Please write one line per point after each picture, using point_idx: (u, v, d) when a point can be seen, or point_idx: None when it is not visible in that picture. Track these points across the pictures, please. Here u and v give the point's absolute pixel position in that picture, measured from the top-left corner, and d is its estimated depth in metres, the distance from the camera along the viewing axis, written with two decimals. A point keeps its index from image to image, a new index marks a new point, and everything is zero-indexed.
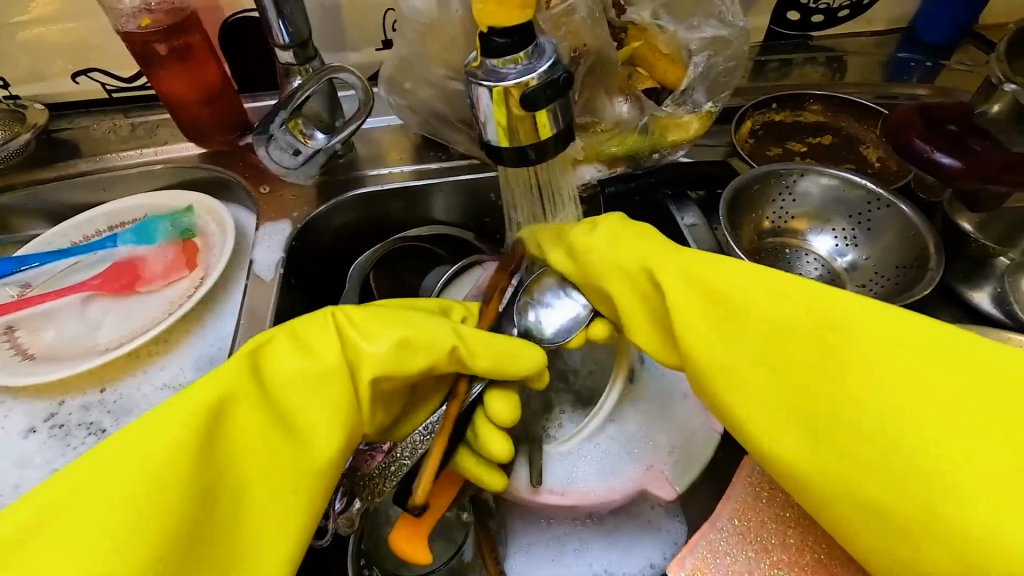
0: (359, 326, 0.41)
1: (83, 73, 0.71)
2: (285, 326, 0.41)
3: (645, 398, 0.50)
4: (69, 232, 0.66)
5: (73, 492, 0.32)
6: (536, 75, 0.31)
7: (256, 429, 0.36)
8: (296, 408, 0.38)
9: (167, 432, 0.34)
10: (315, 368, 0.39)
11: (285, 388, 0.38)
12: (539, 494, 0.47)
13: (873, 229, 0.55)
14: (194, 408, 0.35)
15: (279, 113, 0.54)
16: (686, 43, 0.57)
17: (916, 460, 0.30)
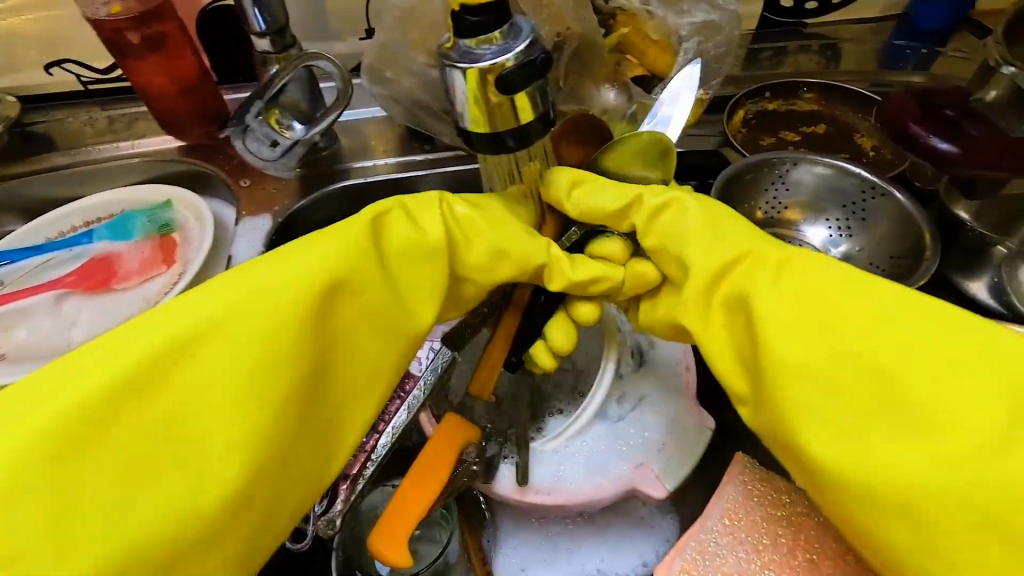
0: (477, 225, 0.37)
1: (57, 65, 0.69)
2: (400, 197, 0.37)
3: (631, 394, 0.49)
4: (43, 229, 0.64)
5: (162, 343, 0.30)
6: (512, 56, 0.30)
7: (361, 305, 0.34)
8: (407, 282, 0.35)
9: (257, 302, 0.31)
10: (421, 241, 0.36)
11: (410, 265, 0.35)
12: (525, 494, 0.46)
13: (868, 218, 0.54)
14: (278, 288, 0.31)
15: (255, 103, 0.52)
16: (676, 29, 0.55)
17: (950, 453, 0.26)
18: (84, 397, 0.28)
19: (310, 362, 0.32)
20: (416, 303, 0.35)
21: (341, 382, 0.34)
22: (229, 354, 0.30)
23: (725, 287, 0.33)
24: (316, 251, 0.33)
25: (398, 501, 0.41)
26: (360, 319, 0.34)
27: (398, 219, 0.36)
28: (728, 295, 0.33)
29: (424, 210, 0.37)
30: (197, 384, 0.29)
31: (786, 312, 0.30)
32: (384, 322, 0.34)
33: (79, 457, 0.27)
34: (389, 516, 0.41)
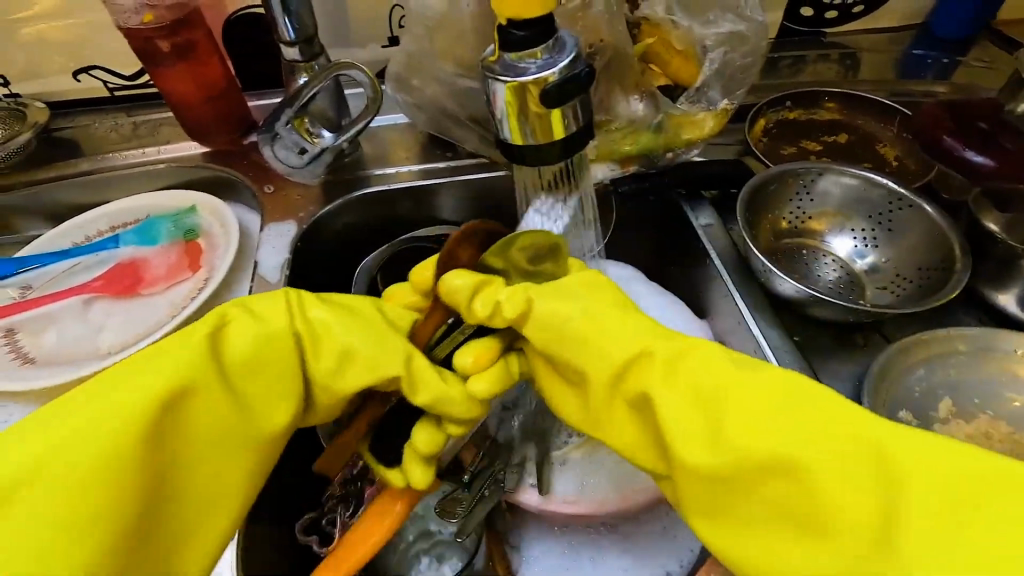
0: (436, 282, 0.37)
1: (84, 71, 0.69)
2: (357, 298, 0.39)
3: None
4: (70, 233, 0.65)
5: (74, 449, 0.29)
6: (556, 71, 0.30)
7: (203, 413, 0.32)
8: (321, 336, 0.36)
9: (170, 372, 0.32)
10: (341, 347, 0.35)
11: (340, 334, 0.36)
12: (547, 502, 0.45)
13: (893, 229, 0.54)
14: (174, 373, 0.32)
15: (284, 112, 0.52)
16: (701, 39, 0.55)
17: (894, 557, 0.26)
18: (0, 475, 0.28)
19: (190, 442, 0.32)
20: (261, 400, 0.34)
21: (216, 485, 0.32)
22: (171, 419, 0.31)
23: (630, 384, 0.33)
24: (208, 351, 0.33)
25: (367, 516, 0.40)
26: (222, 411, 0.33)
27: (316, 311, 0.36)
28: (629, 399, 0.33)
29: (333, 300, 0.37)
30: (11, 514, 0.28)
31: (705, 421, 0.30)
32: (257, 416, 0.33)
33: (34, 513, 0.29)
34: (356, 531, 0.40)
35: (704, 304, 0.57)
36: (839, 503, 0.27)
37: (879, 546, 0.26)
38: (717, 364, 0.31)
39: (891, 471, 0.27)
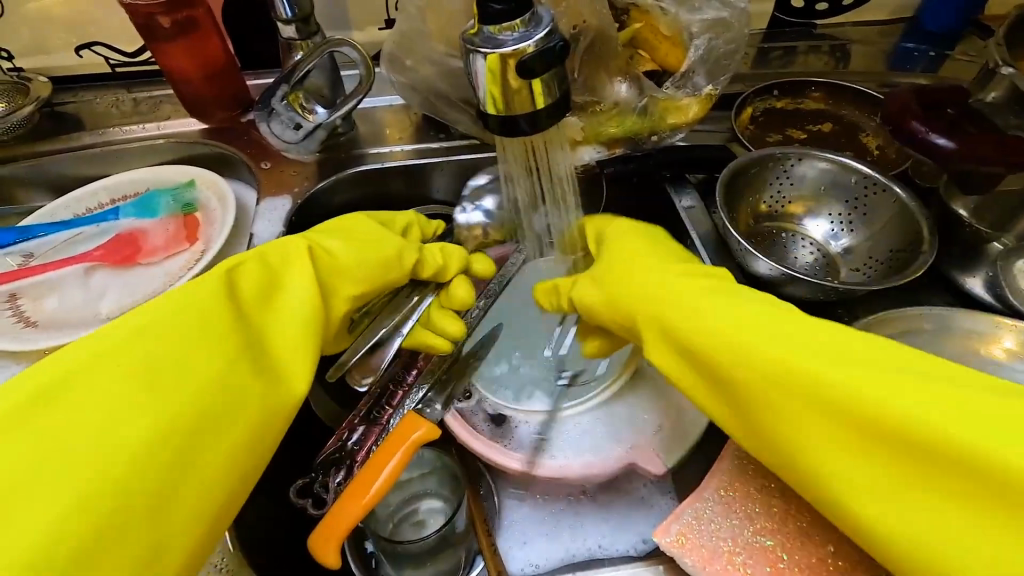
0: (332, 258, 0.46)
1: (87, 47, 0.71)
2: (256, 252, 0.44)
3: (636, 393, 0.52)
4: (72, 205, 0.66)
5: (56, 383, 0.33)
6: (532, 42, 0.32)
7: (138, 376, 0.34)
8: (263, 303, 0.41)
9: (192, 310, 0.37)
10: (288, 308, 0.42)
11: (272, 296, 0.42)
12: (503, 454, 0.48)
13: (869, 213, 0.56)
14: (158, 327, 0.36)
15: (280, 88, 0.54)
16: (687, 26, 0.57)
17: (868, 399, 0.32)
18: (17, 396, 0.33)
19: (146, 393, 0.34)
20: (200, 373, 0.36)
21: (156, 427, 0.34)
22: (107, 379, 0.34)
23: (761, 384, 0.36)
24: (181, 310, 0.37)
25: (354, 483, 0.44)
26: (157, 369, 0.35)
27: (344, 243, 0.47)
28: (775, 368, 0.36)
29: (322, 253, 0.46)
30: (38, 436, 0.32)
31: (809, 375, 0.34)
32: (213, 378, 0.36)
33: (26, 427, 0.32)
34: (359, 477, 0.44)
35: None
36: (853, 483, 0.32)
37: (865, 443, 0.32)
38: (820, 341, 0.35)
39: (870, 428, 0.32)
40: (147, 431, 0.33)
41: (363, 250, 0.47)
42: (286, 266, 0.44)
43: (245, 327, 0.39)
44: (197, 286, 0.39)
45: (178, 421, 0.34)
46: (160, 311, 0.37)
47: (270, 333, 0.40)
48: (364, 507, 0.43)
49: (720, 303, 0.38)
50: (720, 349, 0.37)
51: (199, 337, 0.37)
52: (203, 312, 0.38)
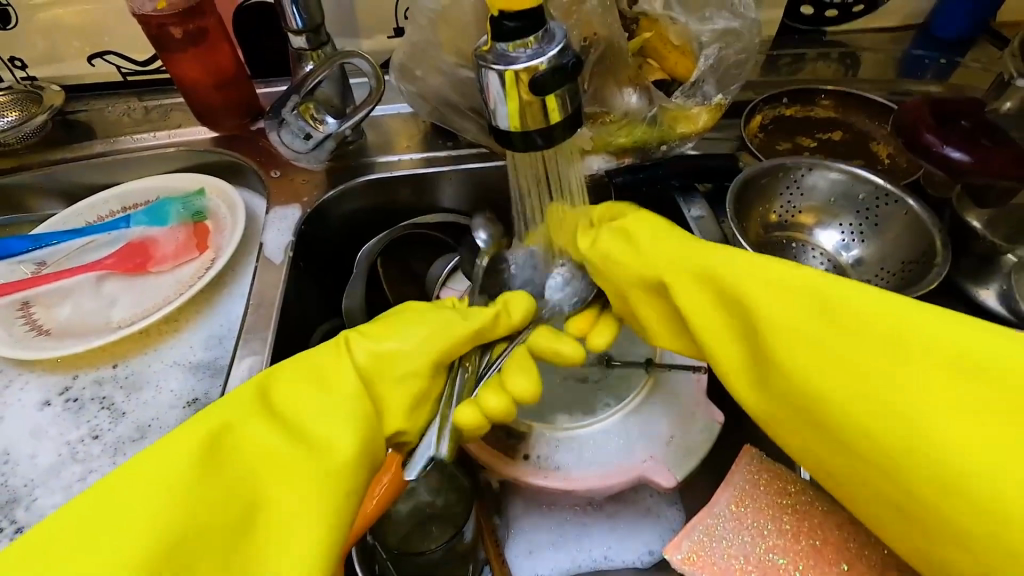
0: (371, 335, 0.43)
1: (99, 56, 0.72)
2: (294, 358, 0.42)
3: (651, 407, 0.51)
4: (84, 213, 0.67)
5: (79, 518, 0.32)
6: (545, 59, 0.32)
7: (164, 486, 0.33)
8: (299, 410, 0.39)
9: (227, 421, 0.37)
10: (331, 388, 0.40)
11: (300, 401, 0.39)
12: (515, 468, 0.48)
13: (879, 224, 0.56)
14: (174, 451, 0.34)
15: (291, 97, 0.55)
16: (697, 35, 0.57)
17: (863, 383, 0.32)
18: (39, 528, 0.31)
19: (181, 508, 0.32)
20: (239, 490, 0.34)
21: (196, 551, 0.32)
22: (135, 499, 0.32)
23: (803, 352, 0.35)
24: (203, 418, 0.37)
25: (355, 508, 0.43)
26: (180, 482, 0.33)
27: (371, 332, 0.44)
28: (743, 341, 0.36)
29: (354, 347, 0.42)
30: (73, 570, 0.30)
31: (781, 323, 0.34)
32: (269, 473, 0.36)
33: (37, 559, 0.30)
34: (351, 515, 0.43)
35: None
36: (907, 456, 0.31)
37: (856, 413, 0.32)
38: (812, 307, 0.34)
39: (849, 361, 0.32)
40: (197, 538, 0.32)
41: (406, 328, 0.43)
42: (331, 370, 0.41)
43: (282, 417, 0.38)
44: (225, 396, 0.38)
45: (211, 534, 0.32)
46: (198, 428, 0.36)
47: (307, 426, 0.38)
48: (372, 515, 0.43)
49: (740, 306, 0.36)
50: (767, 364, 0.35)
51: (232, 441, 0.36)
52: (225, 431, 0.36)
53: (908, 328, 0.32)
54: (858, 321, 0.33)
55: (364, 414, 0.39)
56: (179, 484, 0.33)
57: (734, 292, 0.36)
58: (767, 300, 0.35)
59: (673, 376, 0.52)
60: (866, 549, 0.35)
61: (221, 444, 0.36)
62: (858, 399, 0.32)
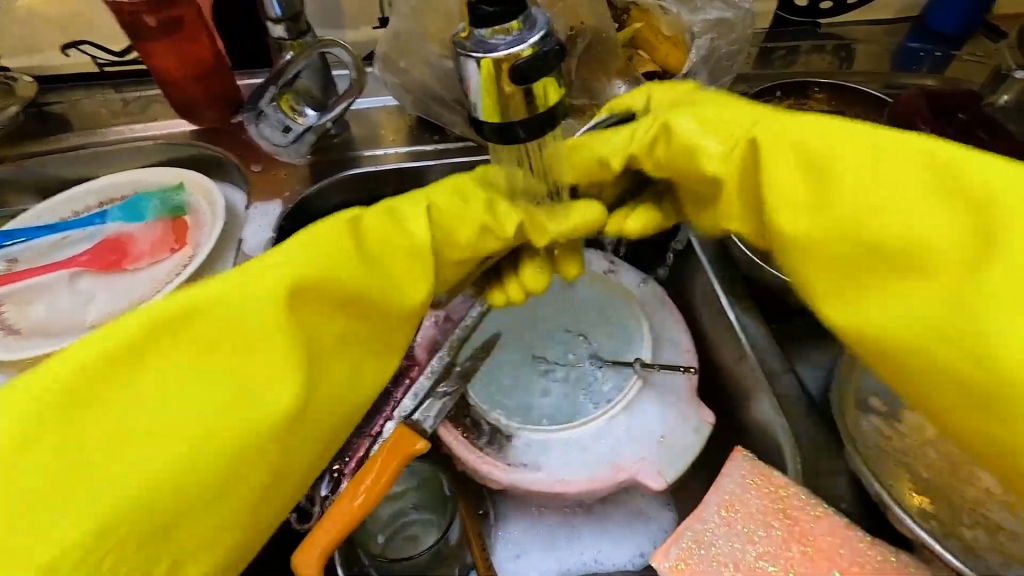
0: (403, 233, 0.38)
1: (74, 46, 0.69)
2: (333, 225, 0.37)
3: (640, 409, 0.50)
4: (59, 208, 0.65)
5: (117, 385, 0.31)
6: (527, 46, 0.30)
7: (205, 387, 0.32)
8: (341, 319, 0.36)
9: (252, 297, 0.33)
10: (365, 298, 0.36)
11: (340, 315, 0.36)
12: (495, 468, 0.48)
13: None
14: (212, 337, 0.33)
15: (268, 89, 0.53)
16: (689, 25, 0.54)
17: (955, 228, 0.30)
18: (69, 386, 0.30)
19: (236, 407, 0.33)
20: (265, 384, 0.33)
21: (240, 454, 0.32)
22: (183, 385, 0.32)
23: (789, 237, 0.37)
24: (244, 300, 0.33)
25: (336, 512, 0.43)
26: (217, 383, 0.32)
27: (411, 217, 0.39)
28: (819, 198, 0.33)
29: (385, 237, 0.38)
30: (134, 452, 0.31)
31: (865, 175, 0.32)
32: (324, 379, 0.36)
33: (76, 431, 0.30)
34: (329, 518, 0.43)
35: (681, 290, 0.58)
36: (1017, 302, 0.29)
37: (961, 272, 0.30)
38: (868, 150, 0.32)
39: (948, 190, 0.30)
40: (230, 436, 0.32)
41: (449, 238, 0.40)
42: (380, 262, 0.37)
43: (336, 297, 0.35)
44: (254, 275, 0.34)
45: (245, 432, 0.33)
46: (227, 302, 0.33)
47: (350, 339, 0.37)
48: (360, 515, 0.43)
49: (797, 159, 0.34)
50: (868, 226, 0.32)
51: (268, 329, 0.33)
52: (271, 321, 0.33)
53: (990, 168, 0.30)
54: (941, 161, 0.31)
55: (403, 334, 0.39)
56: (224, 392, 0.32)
57: (827, 153, 0.33)
58: (851, 152, 0.32)
59: (664, 379, 0.51)
60: (860, 556, 0.35)
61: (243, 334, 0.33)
62: (943, 253, 0.30)
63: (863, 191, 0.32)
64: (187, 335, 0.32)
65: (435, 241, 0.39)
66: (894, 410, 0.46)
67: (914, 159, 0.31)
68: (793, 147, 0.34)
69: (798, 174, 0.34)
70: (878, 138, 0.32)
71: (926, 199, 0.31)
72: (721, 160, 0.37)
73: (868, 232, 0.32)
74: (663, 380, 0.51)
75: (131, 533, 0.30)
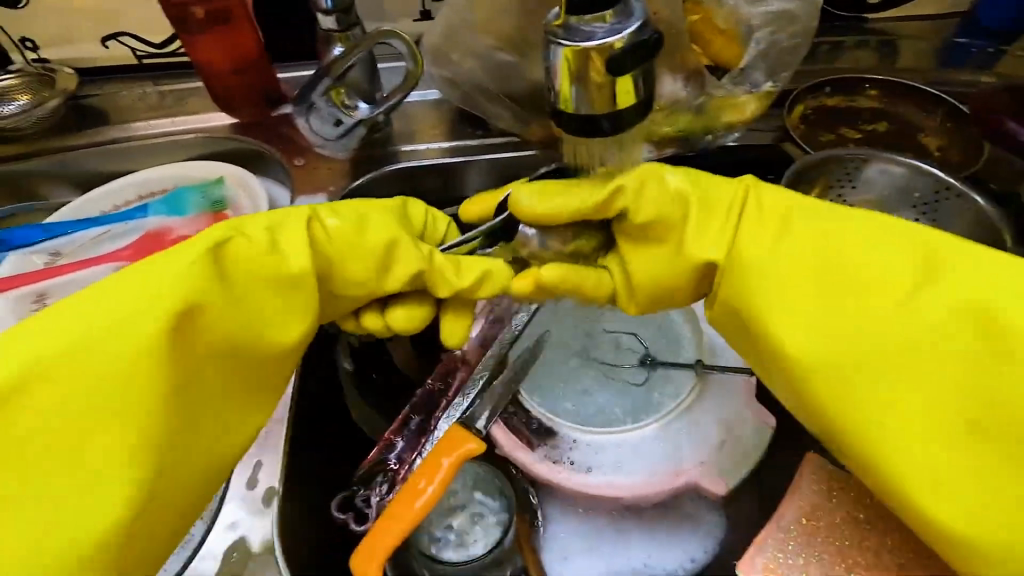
0: (347, 236, 0.41)
1: (113, 38, 0.68)
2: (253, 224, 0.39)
3: (696, 410, 0.48)
4: (100, 202, 0.65)
5: (54, 362, 0.33)
6: (623, 36, 0.29)
7: (110, 355, 0.33)
8: (254, 291, 0.38)
9: (164, 279, 0.35)
10: (279, 269, 0.38)
11: (253, 291, 0.38)
12: (548, 468, 0.47)
13: (939, 218, 0.53)
14: (138, 316, 0.34)
15: (322, 81, 0.52)
16: (748, 18, 0.53)
17: (908, 327, 0.34)
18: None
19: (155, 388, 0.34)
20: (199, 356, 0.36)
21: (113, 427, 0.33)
22: (91, 364, 0.33)
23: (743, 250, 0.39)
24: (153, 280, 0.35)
25: (392, 514, 0.42)
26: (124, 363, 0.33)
27: (333, 221, 0.41)
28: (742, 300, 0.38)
29: (314, 229, 0.40)
30: (59, 455, 0.33)
31: (772, 240, 0.37)
32: (234, 355, 0.38)
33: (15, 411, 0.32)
34: (386, 519, 0.42)
35: None
36: (940, 426, 0.33)
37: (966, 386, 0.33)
38: (853, 247, 0.36)
39: (934, 265, 0.34)
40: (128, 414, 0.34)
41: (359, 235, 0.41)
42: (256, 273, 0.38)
43: (210, 312, 0.36)
44: (172, 257, 0.36)
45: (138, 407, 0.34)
46: (127, 301, 0.34)
47: (248, 301, 0.38)
48: (418, 515, 0.42)
49: (766, 237, 0.37)
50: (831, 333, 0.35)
51: (199, 320, 0.35)
52: (184, 286, 0.35)
53: (888, 270, 0.35)
54: (832, 258, 0.36)
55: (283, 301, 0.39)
56: (141, 355, 0.34)
57: (747, 244, 0.37)
58: (759, 226, 0.38)
59: (722, 380, 0.50)
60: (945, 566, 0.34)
61: (184, 322, 0.35)
62: (869, 368, 0.34)
63: (831, 247, 0.36)
64: (77, 337, 0.33)
65: (354, 237, 0.41)
66: None
67: (830, 251, 0.36)
68: (780, 209, 0.38)
69: (763, 233, 0.38)
70: (795, 202, 0.38)
71: (845, 338, 0.34)
72: (659, 190, 0.39)
73: (846, 266, 0.35)
74: (721, 381, 0.50)
75: (65, 522, 0.32)
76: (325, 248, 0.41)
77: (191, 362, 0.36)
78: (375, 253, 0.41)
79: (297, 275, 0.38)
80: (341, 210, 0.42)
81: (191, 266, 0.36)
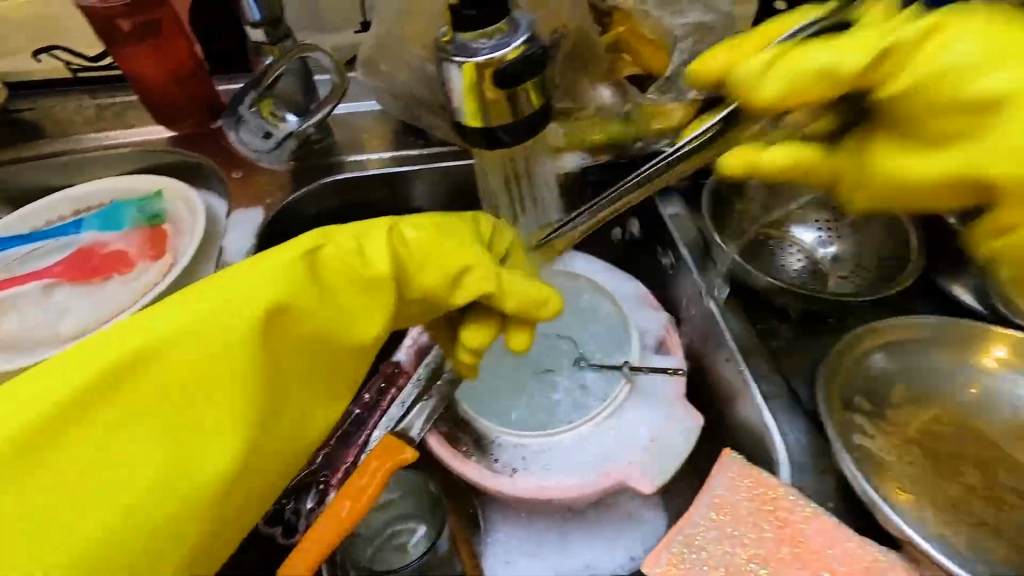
0: (426, 250, 0.41)
1: (46, 51, 0.67)
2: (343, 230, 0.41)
3: (625, 411, 0.50)
4: (31, 217, 0.63)
5: (149, 353, 0.34)
6: (510, 50, 0.30)
7: (211, 347, 0.35)
8: (342, 292, 0.39)
9: (258, 282, 0.36)
10: (365, 271, 0.40)
11: (340, 291, 0.39)
12: (477, 472, 0.47)
13: (854, 219, 0.56)
14: (224, 316, 0.35)
15: (249, 93, 0.52)
16: (671, 29, 0.55)
17: None
18: (64, 391, 0.32)
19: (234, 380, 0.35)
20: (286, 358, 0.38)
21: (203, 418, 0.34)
22: (185, 355, 0.34)
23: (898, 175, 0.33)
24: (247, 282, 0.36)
25: (316, 532, 0.41)
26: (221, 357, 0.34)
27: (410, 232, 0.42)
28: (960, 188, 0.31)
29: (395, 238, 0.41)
30: (135, 441, 0.33)
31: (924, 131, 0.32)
32: (318, 346, 0.39)
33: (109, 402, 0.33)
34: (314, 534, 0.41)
35: (667, 290, 0.59)
36: None
37: None
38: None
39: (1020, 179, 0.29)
40: (211, 410, 0.34)
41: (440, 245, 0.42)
42: (360, 267, 0.40)
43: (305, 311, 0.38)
44: (260, 263, 0.37)
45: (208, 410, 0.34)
46: (226, 292, 0.36)
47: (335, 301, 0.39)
48: (345, 527, 0.42)
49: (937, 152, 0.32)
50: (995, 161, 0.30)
51: (287, 317, 0.37)
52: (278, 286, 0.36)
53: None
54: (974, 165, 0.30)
55: (388, 301, 0.40)
56: (218, 349, 0.34)
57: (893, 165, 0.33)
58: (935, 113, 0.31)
59: (649, 383, 0.51)
60: (848, 555, 0.35)
61: (272, 322, 0.36)
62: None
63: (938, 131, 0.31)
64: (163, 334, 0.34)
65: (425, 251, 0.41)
66: (878, 409, 0.47)
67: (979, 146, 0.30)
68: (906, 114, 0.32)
69: (905, 148, 0.33)
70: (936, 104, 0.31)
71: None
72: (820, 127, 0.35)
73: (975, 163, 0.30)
74: (649, 383, 0.51)
75: (128, 498, 0.32)
76: (396, 254, 0.41)
77: (277, 361, 0.37)
78: (446, 270, 0.41)
79: (379, 277, 0.40)
80: (420, 221, 0.43)
81: (285, 267, 0.37)
